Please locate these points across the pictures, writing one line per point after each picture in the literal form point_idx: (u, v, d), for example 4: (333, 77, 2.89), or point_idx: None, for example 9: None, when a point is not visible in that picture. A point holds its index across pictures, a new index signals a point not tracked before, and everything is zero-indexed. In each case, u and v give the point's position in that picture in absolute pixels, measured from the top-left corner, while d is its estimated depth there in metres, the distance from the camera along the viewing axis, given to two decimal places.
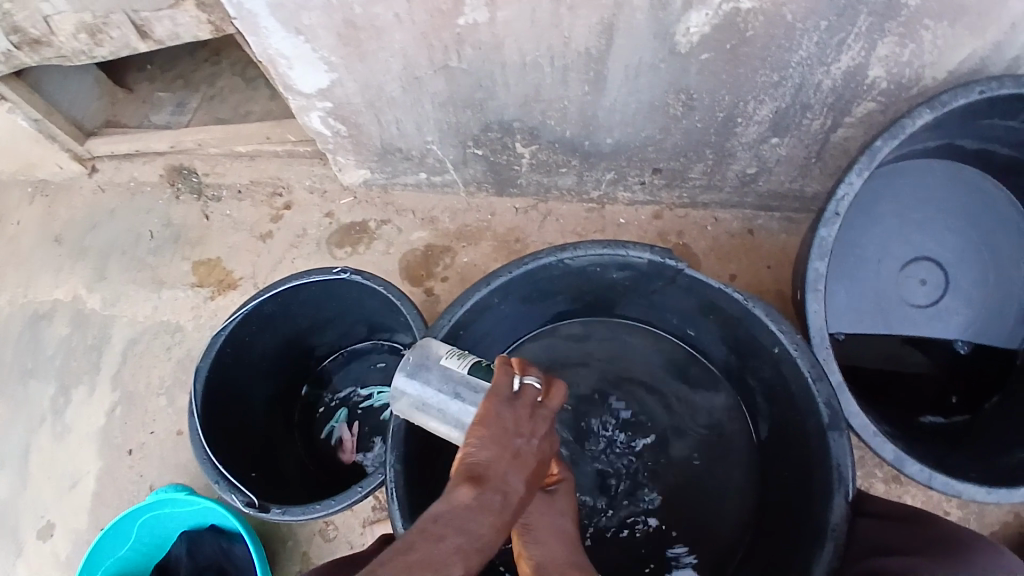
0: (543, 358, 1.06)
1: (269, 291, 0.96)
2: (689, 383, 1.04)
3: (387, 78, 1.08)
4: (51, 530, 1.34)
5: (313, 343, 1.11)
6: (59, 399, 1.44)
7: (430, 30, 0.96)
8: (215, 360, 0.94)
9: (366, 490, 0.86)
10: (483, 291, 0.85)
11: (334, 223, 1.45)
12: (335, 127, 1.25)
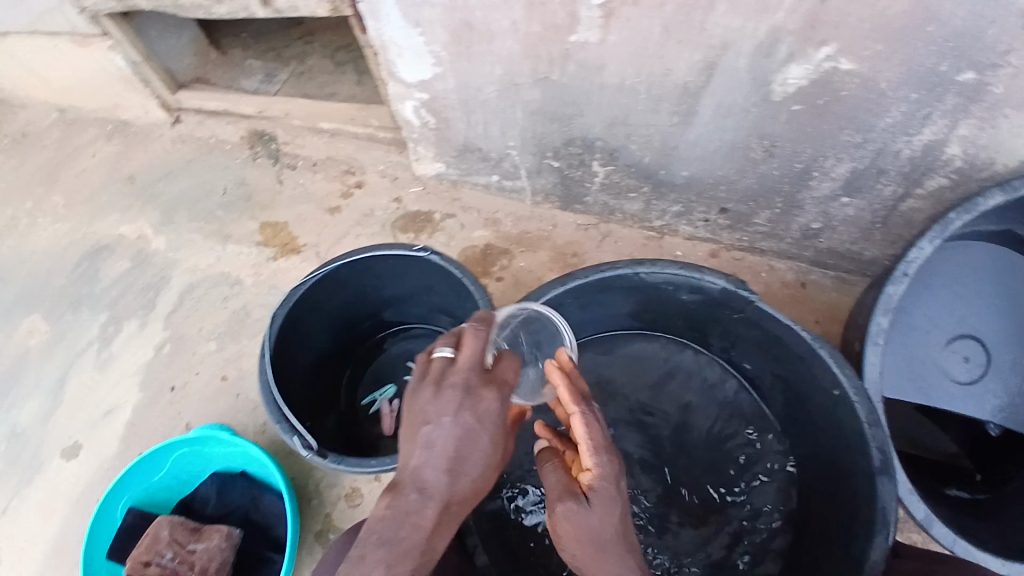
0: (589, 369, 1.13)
1: (352, 256, 1.01)
2: (733, 415, 1.09)
3: (487, 80, 1.15)
4: (77, 452, 1.38)
5: (373, 313, 1.16)
6: (109, 329, 1.49)
7: (538, 42, 1.03)
8: (291, 310, 0.99)
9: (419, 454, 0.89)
10: (559, 290, 0.89)
11: (402, 209, 1.52)
12: (424, 118, 1.33)
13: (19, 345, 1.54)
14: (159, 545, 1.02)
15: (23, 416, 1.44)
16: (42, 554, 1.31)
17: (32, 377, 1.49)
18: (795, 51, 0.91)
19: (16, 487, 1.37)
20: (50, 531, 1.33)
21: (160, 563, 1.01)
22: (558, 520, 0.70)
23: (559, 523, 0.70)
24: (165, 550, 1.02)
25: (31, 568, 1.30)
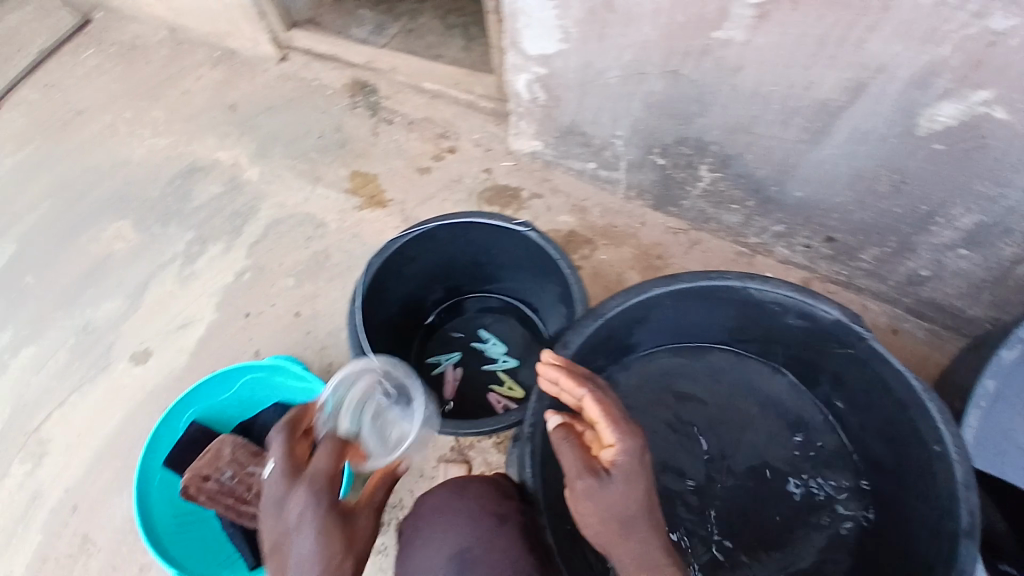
0: (659, 375, 1.11)
1: (451, 219, 1.02)
2: (811, 448, 1.06)
3: (612, 65, 1.13)
4: (147, 358, 1.40)
5: (457, 276, 1.19)
6: (195, 248, 1.52)
7: (675, 34, 1.01)
8: (386, 261, 1.01)
9: (493, 428, 0.95)
10: (662, 289, 0.88)
11: (492, 182, 1.52)
12: (534, 95, 1.31)
13: (105, 247, 1.59)
14: (219, 462, 1.06)
15: (100, 315, 1.49)
16: (97, 447, 1.35)
17: (113, 279, 1.54)
18: (951, 89, 0.85)
19: (80, 379, 1.42)
20: (109, 430, 1.36)
21: (218, 480, 1.05)
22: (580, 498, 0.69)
23: (581, 501, 0.69)
24: (225, 468, 1.05)
25: (84, 458, 1.34)
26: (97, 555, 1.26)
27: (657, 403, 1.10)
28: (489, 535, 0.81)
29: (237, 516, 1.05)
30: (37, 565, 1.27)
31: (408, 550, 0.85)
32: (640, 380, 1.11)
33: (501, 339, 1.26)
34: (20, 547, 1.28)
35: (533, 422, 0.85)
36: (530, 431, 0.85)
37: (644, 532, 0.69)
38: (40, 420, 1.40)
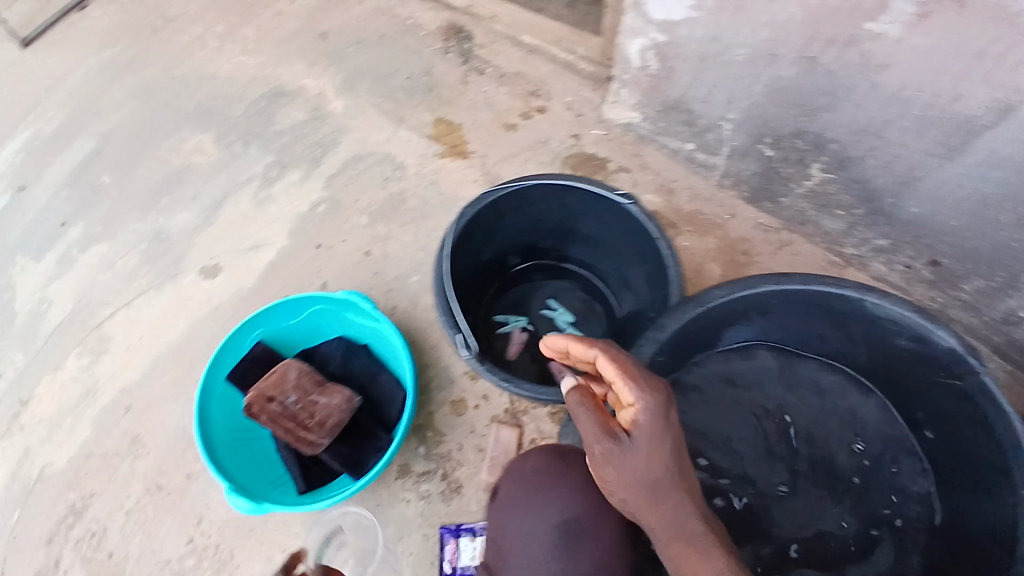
0: (738, 372, 1.09)
1: (551, 180, 0.98)
2: (884, 467, 1.04)
3: (742, 41, 1.08)
4: (216, 273, 1.40)
5: (543, 242, 1.17)
6: (273, 172, 1.51)
7: (817, 21, 0.95)
8: (479, 212, 0.98)
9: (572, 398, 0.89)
10: (774, 286, 0.88)
11: (579, 150, 1.48)
12: (646, 63, 1.28)
13: (183, 158, 1.58)
14: (285, 386, 1.08)
15: (174, 226, 1.48)
16: (157, 353, 1.34)
17: (188, 190, 1.53)
18: None
19: (148, 286, 1.42)
20: (171, 338, 1.35)
21: (282, 403, 1.06)
22: (603, 462, 0.70)
23: (607, 467, 0.70)
24: (290, 392, 1.07)
25: (142, 361, 1.34)
26: (146, 458, 1.25)
27: (732, 400, 1.08)
28: (594, 511, 0.81)
29: (296, 442, 1.06)
30: (84, 457, 1.27)
31: (509, 514, 0.84)
32: (718, 374, 1.09)
33: (569, 310, 1.23)
34: (70, 438, 1.30)
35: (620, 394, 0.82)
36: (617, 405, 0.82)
37: (676, 495, 0.69)
38: (104, 318, 1.41)
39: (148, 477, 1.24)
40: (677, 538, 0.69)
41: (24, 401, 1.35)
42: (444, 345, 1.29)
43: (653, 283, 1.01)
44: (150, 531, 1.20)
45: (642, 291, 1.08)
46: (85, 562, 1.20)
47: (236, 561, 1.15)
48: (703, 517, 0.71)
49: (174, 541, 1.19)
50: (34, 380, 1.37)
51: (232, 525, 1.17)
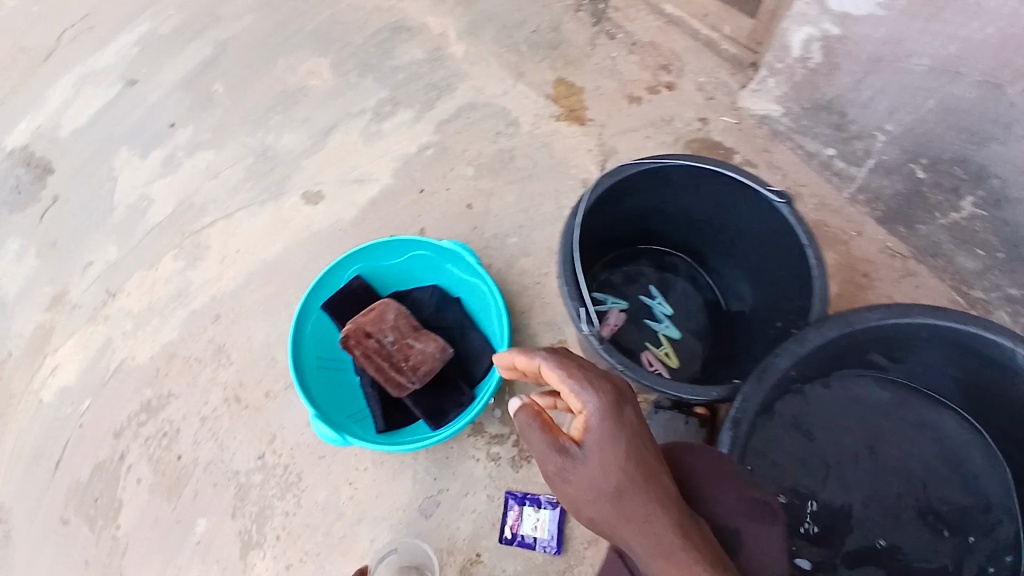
0: (845, 399, 1.02)
1: (699, 163, 0.93)
2: (985, 537, 0.97)
3: (925, 53, 1.02)
4: (319, 200, 1.40)
5: (663, 226, 1.13)
6: (385, 107, 1.48)
7: (1013, 44, 0.91)
8: (617, 182, 0.93)
9: (692, 396, 0.83)
10: (924, 318, 0.82)
11: (704, 137, 1.41)
12: (808, 54, 1.21)
13: (297, 79, 1.52)
14: (383, 325, 1.11)
15: (280, 144, 1.46)
16: (252, 268, 1.35)
17: (300, 110, 1.49)
18: None
19: (250, 199, 1.42)
20: (268, 256, 1.36)
21: (379, 341, 1.10)
22: (562, 481, 0.64)
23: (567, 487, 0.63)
24: (387, 332, 1.10)
25: (237, 274, 1.35)
26: (229, 368, 1.26)
27: (834, 429, 1.02)
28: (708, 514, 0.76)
29: (384, 380, 1.09)
30: (168, 357, 1.28)
31: None
32: (825, 400, 1.00)
33: (669, 301, 1.19)
34: (155, 336, 1.31)
35: (745, 401, 0.79)
36: (740, 409, 0.78)
37: (644, 503, 0.59)
38: (202, 225, 1.40)
39: (228, 387, 1.25)
40: (657, 555, 0.57)
41: (113, 293, 1.36)
42: (534, 311, 1.27)
43: (789, 289, 0.96)
44: (223, 441, 1.20)
45: (770, 295, 1.03)
46: (152, 461, 1.21)
47: (303, 484, 1.16)
48: (687, 531, 0.58)
49: (244, 455, 1.19)
50: (127, 273, 1.37)
51: (304, 449, 1.18)
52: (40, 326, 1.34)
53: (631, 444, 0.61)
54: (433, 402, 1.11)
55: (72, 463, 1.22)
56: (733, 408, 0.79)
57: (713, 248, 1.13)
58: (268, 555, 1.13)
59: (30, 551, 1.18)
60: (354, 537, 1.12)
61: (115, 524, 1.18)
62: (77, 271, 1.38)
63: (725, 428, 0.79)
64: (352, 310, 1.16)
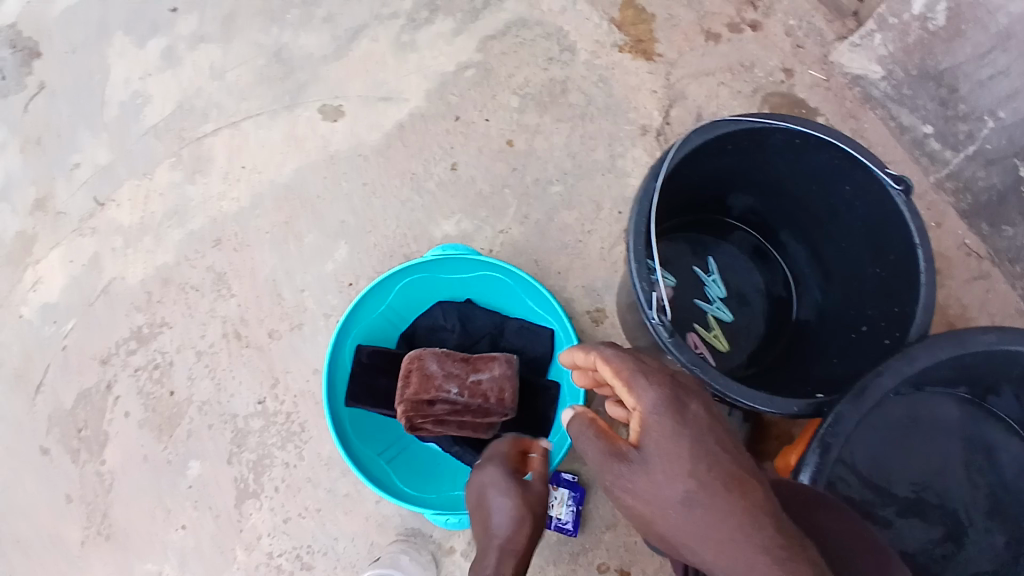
0: (904, 415, 0.83)
1: (808, 130, 0.80)
2: None
3: None
4: (338, 118, 1.22)
5: (738, 194, 1.00)
6: (422, 13, 1.26)
7: None
8: (710, 140, 0.81)
9: (774, 410, 0.74)
10: None
11: (787, 92, 1.22)
12: (930, 13, 1.03)
13: None
14: (436, 381, 0.93)
15: (298, 46, 1.26)
16: (259, 190, 1.20)
17: (323, 7, 1.28)
18: None
19: (260, 110, 1.23)
20: (278, 177, 1.20)
21: (443, 401, 0.92)
22: (621, 494, 0.55)
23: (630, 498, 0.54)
24: (447, 386, 0.92)
25: (242, 194, 1.20)
26: (230, 300, 1.14)
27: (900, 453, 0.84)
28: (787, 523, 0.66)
29: (474, 430, 0.96)
30: (161, 282, 1.16)
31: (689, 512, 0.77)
32: (888, 420, 0.82)
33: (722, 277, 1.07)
34: (148, 256, 1.17)
35: (837, 421, 0.73)
36: (831, 429, 0.72)
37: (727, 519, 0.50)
38: (204, 132, 1.23)
39: (228, 322, 1.13)
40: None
41: (102, 203, 1.21)
42: (573, 273, 1.14)
43: (884, 289, 0.85)
44: (221, 380, 1.10)
45: (856, 292, 0.91)
46: (142, 394, 1.11)
47: (306, 436, 1.07)
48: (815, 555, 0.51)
49: (244, 398, 1.09)
50: (117, 181, 1.21)
51: (309, 398, 1.09)
52: (19, 233, 1.20)
53: (702, 449, 0.52)
54: (530, 412, 1.02)
55: (54, 388, 1.13)
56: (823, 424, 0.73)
57: (793, 229, 1.01)
58: (265, 506, 1.05)
59: (8, 476, 1.11)
60: (358, 497, 1.05)
61: (101, 458, 1.09)
62: (63, 174, 1.22)
63: (812, 448, 0.73)
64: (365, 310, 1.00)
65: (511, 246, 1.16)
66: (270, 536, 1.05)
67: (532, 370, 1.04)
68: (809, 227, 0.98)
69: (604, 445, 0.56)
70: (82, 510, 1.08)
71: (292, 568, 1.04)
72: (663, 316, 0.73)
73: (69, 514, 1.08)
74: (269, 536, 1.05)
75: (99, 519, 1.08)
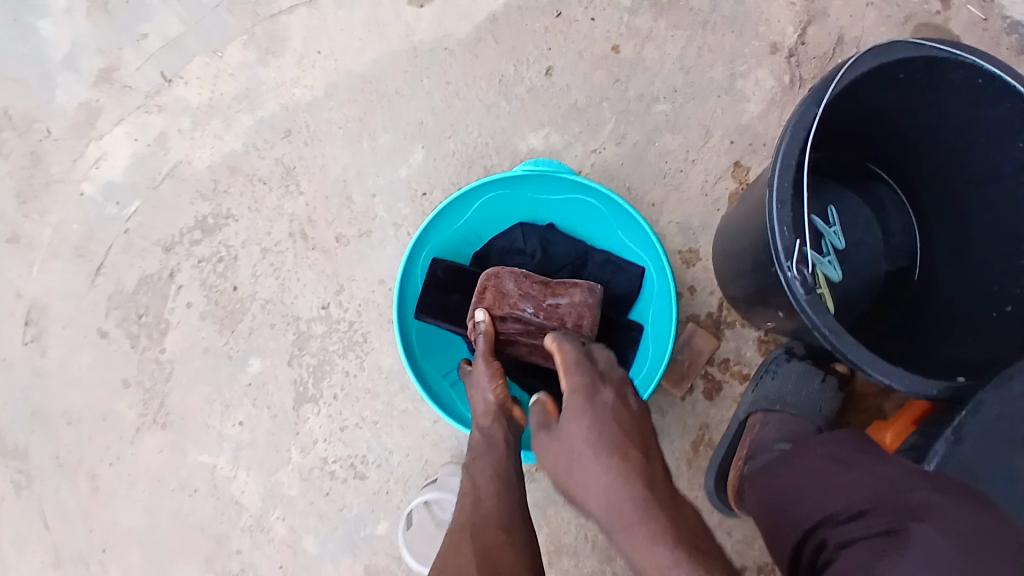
0: None
1: (997, 72, 0.65)
2: None
3: None
4: (426, 3, 1.09)
5: (884, 136, 0.85)
6: None
7: None
8: (887, 64, 0.66)
9: (907, 390, 0.63)
10: None
11: (940, 25, 1.02)
12: None
13: None
14: (510, 300, 0.85)
15: None
16: (335, 79, 1.10)
17: None
18: None
19: None
20: (356, 66, 1.09)
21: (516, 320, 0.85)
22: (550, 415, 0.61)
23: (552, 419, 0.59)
24: (522, 306, 0.85)
25: (316, 82, 1.10)
26: (298, 198, 1.08)
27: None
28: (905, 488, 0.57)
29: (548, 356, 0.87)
30: (228, 171, 1.10)
31: (787, 463, 0.70)
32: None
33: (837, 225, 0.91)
34: (216, 141, 1.11)
35: (978, 410, 0.66)
36: (970, 417, 0.66)
37: (603, 471, 0.56)
38: (280, 8, 1.11)
39: (295, 221, 1.07)
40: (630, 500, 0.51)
41: (170, 79, 1.13)
42: (668, 207, 1.02)
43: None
44: (285, 281, 1.06)
45: (992, 270, 0.78)
46: (205, 286, 1.08)
47: (368, 346, 1.04)
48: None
49: (308, 301, 1.05)
50: (186, 56, 1.13)
51: (373, 309, 1.04)
52: (84, 103, 1.14)
53: (599, 420, 0.60)
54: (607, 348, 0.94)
55: (117, 269, 1.11)
56: (968, 412, 0.66)
57: (928, 188, 0.86)
58: (323, 412, 1.03)
59: (63, 352, 1.11)
60: (416, 414, 1.02)
61: (162, 345, 1.08)
62: (131, 44, 1.14)
63: (942, 436, 0.68)
64: (445, 223, 0.94)
65: (602, 168, 1.04)
66: (326, 442, 1.03)
67: (613, 305, 0.96)
68: (945, 191, 0.84)
69: (541, 416, 0.65)
70: (139, 395, 1.08)
71: (346, 475, 1.03)
72: (802, 268, 0.64)
73: (126, 397, 1.09)
74: (324, 441, 1.03)
75: (157, 406, 1.08)
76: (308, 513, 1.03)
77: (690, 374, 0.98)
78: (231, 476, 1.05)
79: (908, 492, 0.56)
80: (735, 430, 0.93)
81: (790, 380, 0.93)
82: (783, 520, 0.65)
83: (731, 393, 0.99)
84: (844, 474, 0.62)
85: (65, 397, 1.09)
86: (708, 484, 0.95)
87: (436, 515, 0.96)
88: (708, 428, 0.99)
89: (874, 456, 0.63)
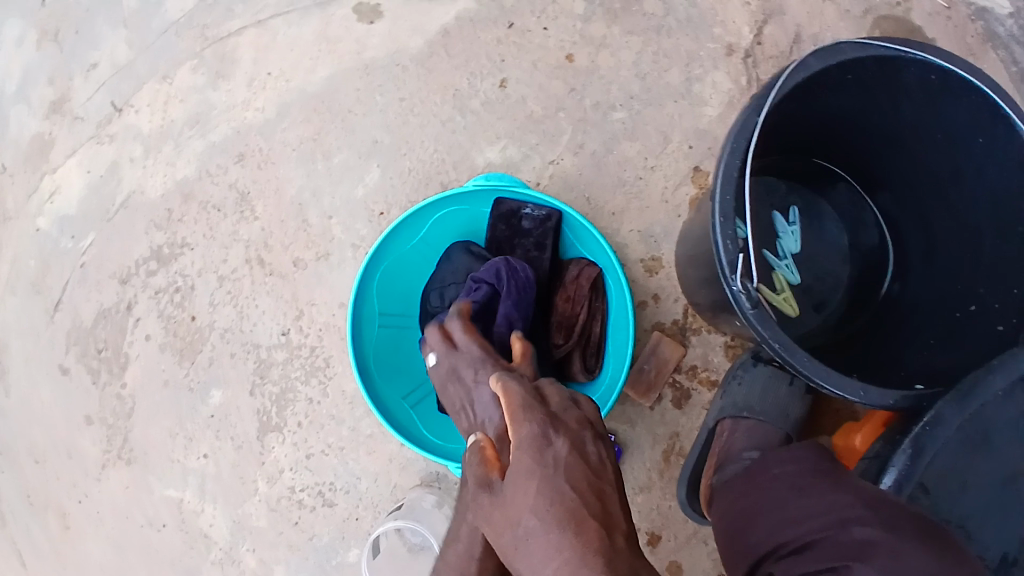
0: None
1: (950, 68, 0.64)
2: None
3: None
4: (376, 18, 1.07)
5: (837, 136, 0.83)
6: None
7: None
8: (831, 67, 0.64)
9: (864, 402, 0.61)
10: None
11: (902, 16, 1.00)
12: None
13: None
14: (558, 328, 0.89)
15: None
16: (288, 99, 1.08)
17: None
18: None
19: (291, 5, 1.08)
20: (308, 85, 1.07)
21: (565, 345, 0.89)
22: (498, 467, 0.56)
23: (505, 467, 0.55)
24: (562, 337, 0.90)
25: (268, 103, 1.08)
26: (254, 223, 1.06)
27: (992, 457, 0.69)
28: (848, 520, 0.56)
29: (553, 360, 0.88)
30: (182, 198, 1.08)
31: (742, 484, 0.68)
32: (988, 419, 0.67)
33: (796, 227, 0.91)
34: (169, 167, 1.09)
35: (937, 421, 0.64)
36: (929, 431, 0.64)
37: (541, 540, 0.50)
38: (229, 30, 1.09)
39: (251, 246, 1.05)
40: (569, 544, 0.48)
41: (120, 107, 1.10)
42: (628, 215, 1.00)
43: (998, 271, 0.71)
44: (243, 308, 1.04)
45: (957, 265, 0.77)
46: (164, 317, 1.06)
47: (331, 371, 1.02)
48: None
49: (267, 328, 1.03)
50: (137, 81, 1.10)
51: (334, 332, 1.02)
52: (37, 135, 1.12)
53: (555, 477, 0.52)
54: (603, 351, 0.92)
55: (74, 302, 1.08)
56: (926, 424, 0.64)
57: (891, 182, 0.84)
58: (287, 440, 1.02)
59: (24, 387, 1.08)
60: (382, 438, 1.00)
61: (122, 379, 1.06)
62: (80, 73, 1.11)
63: (902, 449, 0.66)
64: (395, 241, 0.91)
65: (561, 179, 1.02)
66: (292, 471, 1.01)
67: None
68: (907, 185, 0.82)
69: (477, 467, 0.58)
70: (102, 431, 1.06)
71: (313, 503, 1.01)
72: (747, 281, 0.62)
73: (88, 434, 1.06)
74: (290, 470, 1.01)
75: (120, 442, 1.06)
76: (277, 544, 1.01)
77: (657, 384, 0.97)
78: (198, 510, 1.03)
79: (853, 525, 0.55)
80: (705, 438, 0.91)
81: (757, 386, 0.90)
82: (732, 548, 0.63)
83: (699, 401, 0.98)
84: (794, 501, 0.61)
85: (29, 433, 1.07)
86: (680, 495, 0.92)
87: (406, 540, 0.96)
88: (679, 437, 0.98)
89: (828, 478, 0.62)
